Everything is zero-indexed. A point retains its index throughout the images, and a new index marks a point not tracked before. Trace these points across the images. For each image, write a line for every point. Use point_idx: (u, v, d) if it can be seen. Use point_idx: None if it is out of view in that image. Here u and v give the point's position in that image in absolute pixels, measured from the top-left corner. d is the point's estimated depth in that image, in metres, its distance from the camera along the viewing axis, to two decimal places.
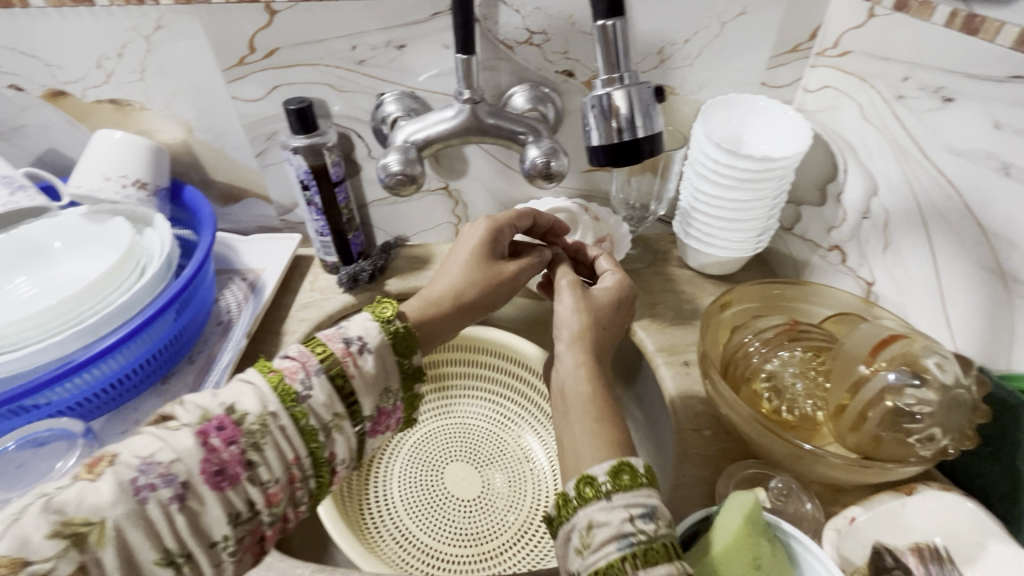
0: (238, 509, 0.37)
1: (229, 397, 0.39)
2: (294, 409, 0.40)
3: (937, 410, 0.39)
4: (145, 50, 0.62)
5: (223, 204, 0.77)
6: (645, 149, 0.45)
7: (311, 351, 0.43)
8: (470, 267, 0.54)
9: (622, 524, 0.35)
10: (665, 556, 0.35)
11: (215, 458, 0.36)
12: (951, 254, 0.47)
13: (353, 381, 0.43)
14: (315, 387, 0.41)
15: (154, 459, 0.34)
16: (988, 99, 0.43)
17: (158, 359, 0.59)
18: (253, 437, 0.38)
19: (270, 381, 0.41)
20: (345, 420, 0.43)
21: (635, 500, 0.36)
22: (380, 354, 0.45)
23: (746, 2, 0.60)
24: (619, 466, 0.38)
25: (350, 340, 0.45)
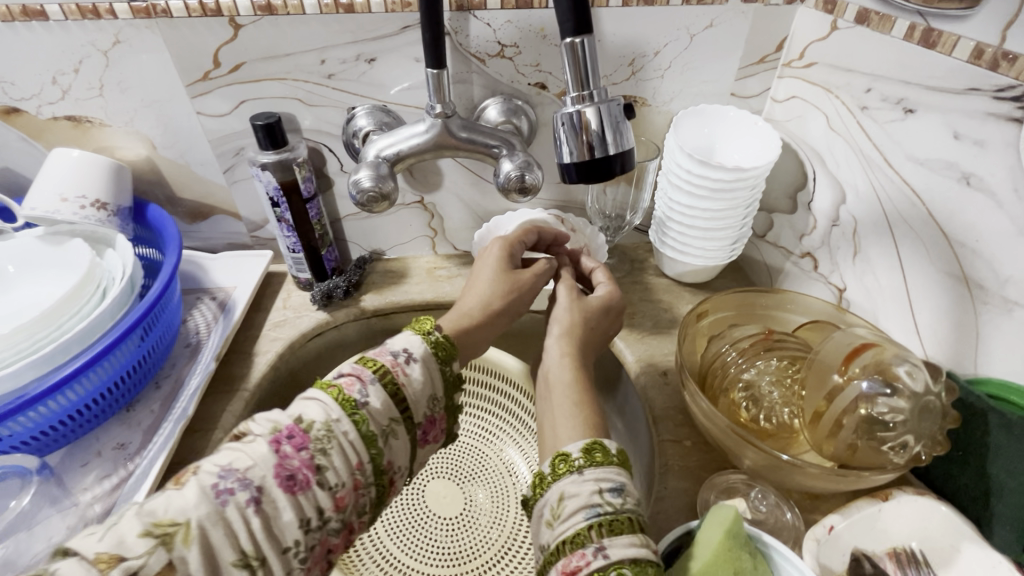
0: (309, 515, 0.38)
1: (296, 409, 0.42)
2: (353, 416, 0.42)
3: (909, 418, 0.39)
4: (103, 65, 0.60)
5: (190, 221, 0.74)
6: (617, 166, 0.44)
7: (364, 365, 0.45)
8: (494, 280, 0.58)
9: (591, 496, 0.40)
10: (628, 528, 0.39)
11: (287, 463, 0.38)
12: (917, 261, 0.48)
13: (404, 389, 0.45)
14: (371, 395, 0.43)
15: (230, 466, 0.37)
16: (947, 110, 0.44)
17: (123, 386, 0.56)
18: (320, 442, 0.40)
19: (328, 394, 0.43)
20: (400, 426, 0.44)
21: (604, 476, 0.41)
22: (426, 364, 0.47)
23: (713, 15, 0.60)
24: (591, 445, 0.44)
25: (396, 352, 0.47)
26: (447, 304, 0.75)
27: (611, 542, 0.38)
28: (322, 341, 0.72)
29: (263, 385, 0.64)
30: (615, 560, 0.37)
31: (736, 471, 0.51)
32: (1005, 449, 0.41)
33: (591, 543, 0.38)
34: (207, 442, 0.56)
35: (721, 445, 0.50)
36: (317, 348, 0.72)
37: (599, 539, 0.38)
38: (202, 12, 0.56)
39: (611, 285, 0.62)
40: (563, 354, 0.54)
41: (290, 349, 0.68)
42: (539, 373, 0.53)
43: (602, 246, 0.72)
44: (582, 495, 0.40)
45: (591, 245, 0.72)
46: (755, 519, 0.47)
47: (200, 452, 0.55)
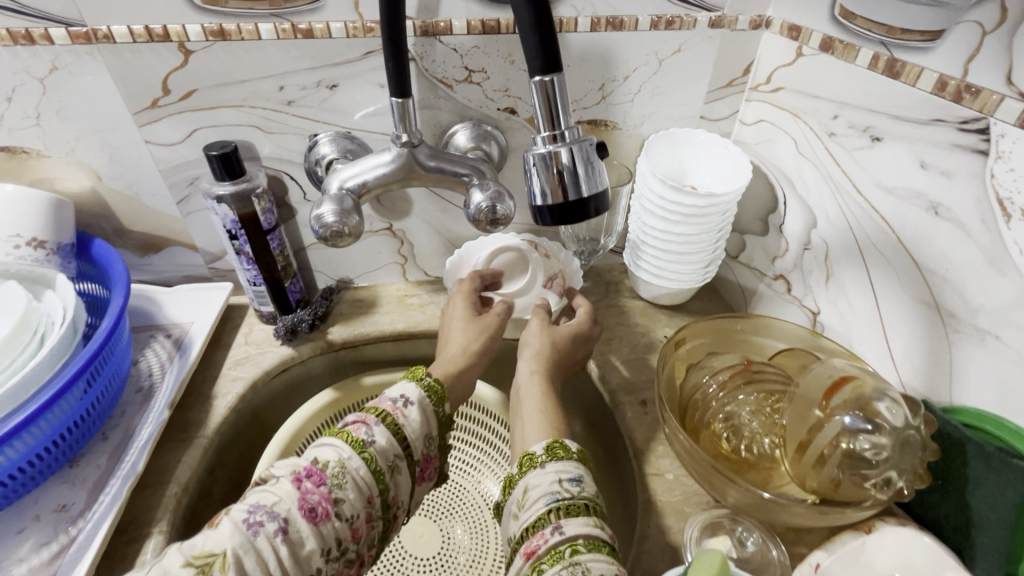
0: (329, 545, 0.40)
1: (311, 452, 0.43)
2: (362, 454, 0.43)
3: (892, 454, 0.39)
4: (40, 93, 0.55)
5: (140, 254, 0.70)
6: (591, 208, 0.43)
7: (368, 411, 0.47)
8: (466, 328, 0.60)
9: (551, 484, 0.43)
10: (585, 512, 0.41)
11: (309, 497, 0.40)
12: (889, 287, 0.49)
13: (405, 430, 0.46)
14: (377, 434, 0.44)
15: (257, 501, 0.39)
16: (912, 140, 0.45)
17: (66, 440, 0.52)
18: (336, 477, 0.41)
19: (338, 438, 0.44)
20: (404, 462, 0.45)
21: (563, 468, 0.44)
22: (423, 406, 0.49)
23: (681, 40, 0.60)
24: (553, 444, 0.47)
25: (395, 398, 0.48)
26: (420, 333, 0.72)
27: (567, 521, 0.40)
28: (287, 378, 0.69)
29: (223, 430, 0.60)
30: (569, 535, 0.39)
31: (719, 505, 0.50)
32: (984, 480, 0.41)
33: (549, 523, 0.40)
34: (160, 498, 0.52)
35: (703, 481, 0.48)
36: (282, 385, 0.68)
37: (556, 521, 0.41)
38: (149, 37, 0.53)
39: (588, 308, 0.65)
40: (533, 369, 0.57)
41: (252, 389, 0.64)
42: (512, 390, 0.57)
43: (576, 272, 0.70)
44: (543, 485, 0.43)
45: (565, 271, 0.70)
46: (741, 559, 0.46)
47: (153, 511, 0.51)
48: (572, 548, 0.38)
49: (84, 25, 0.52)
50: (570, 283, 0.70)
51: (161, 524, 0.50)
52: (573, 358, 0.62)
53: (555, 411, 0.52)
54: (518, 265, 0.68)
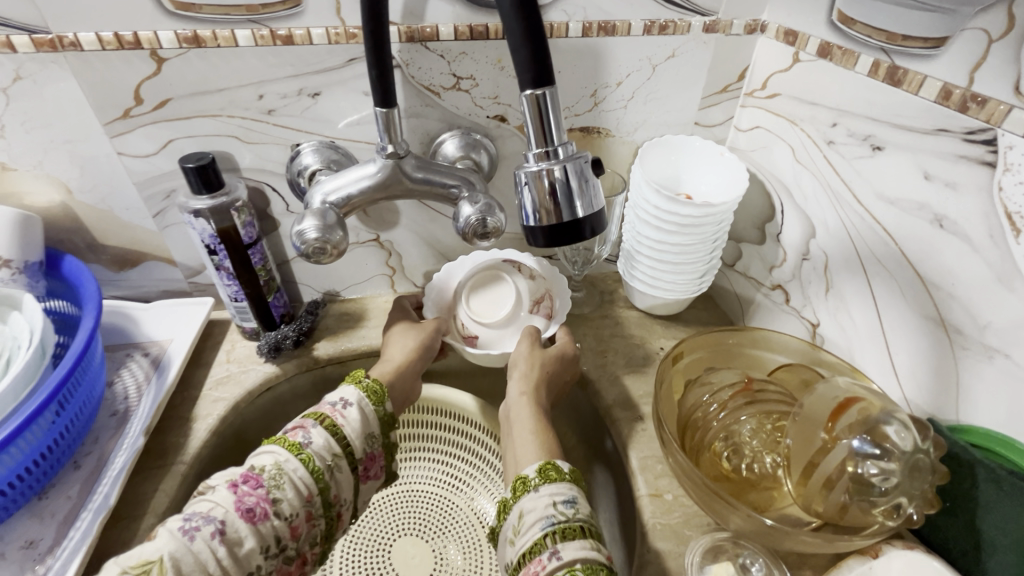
0: (268, 543, 0.41)
1: (250, 460, 0.44)
2: (300, 456, 0.44)
3: (902, 480, 0.37)
4: (3, 103, 0.52)
5: (115, 269, 0.67)
6: (586, 230, 0.41)
7: (306, 415, 0.47)
8: (406, 332, 0.62)
9: (545, 508, 0.43)
10: (581, 535, 0.41)
11: (244, 500, 0.40)
12: (892, 301, 0.47)
13: (344, 430, 0.47)
14: (314, 436, 0.45)
15: (193, 510, 0.40)
16: (916, 150, 0.43)
17: (35, 470, 0.49)
18: (273, 479, 0.42)
19: (276, 443, 0.45)
20: (344, 460, 0.46)
21: (557, 490, 0.44)
22: (362, 407, 0.50)
23: (675, 45, 0.59)
24: (545, 465, 0.46)
25: (334, 400, 0.49)
26: None
27: (563, 546, 0.40)
28: (272, 396, 0.66)
29: (203, 455, 0.57)
30: (566, 561, 0.39)
31: (720, 528, 0.48)
32: (996, 505, 0.39)
33: (548, 546, 0.40)
34: (135, 531, 0.49)
35: (702, 504, 0.46)
36: (266, 404, 0.66)
37: (553, 545, 0.40)
38: (119, 45, 0.50)
39: (568, 335, 0.64)
40: (522, 390, 0.56)
41: (235, 409, 0.61)
42: (502, 414, 0.56)
43: (564, 293, 0.67)
44: (539, 509, 0.43)
45: (552, 289, 0.67)
46: None
47: (127, 546, 0.48)
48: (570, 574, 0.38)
49: (48, 33, 0.49)
50: (559, 303, 0.67)
51: None
52: (563, 376, 0.61)
53: (547, 434, 0.51)
54: (502, 290, 0.65)
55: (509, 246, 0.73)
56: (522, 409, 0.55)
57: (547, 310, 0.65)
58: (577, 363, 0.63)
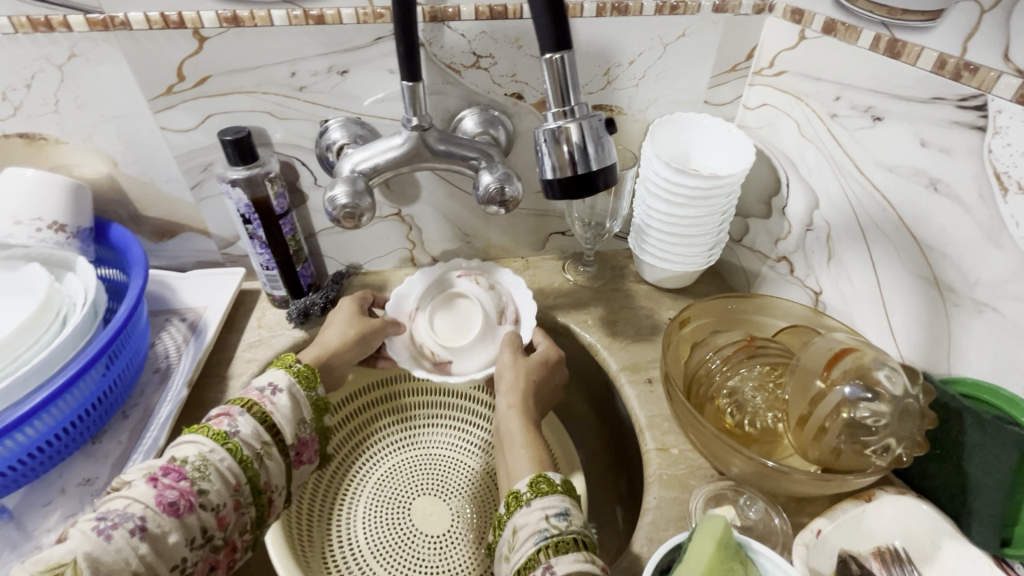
0: (193, 535, 0.44)
1: (171, 454, 0.46)
2: (226, 445, 0.47)
3: (891, 421, 0.40)
4: (58, 80, 0.57)
5: (155, 239, 0.72)
6: (600, 182, 0.44)
7: (232, 403, 0.50)
8: (350, 321, 0.65)
9: (540, 522, 0.46)
10: (573, 548, 0.43)
11: (166, 494, 0.43)
12: (889, 263, 0.50)
13: (273, 416, 0.51)
14: (241, 424, 0.49)
15: (107, 508, 0.41)
16: (913, 118, 0.46)
17: (89, 417, 0.53)
18: (197, 471, 0.45)
19: (200, 433, 0.48)
20: (273, 447, 0.50)
21: (549, 504, 0.47)
22: (292, 393, 0.53)
23: (685, 25, 0.61)
24: (536, 479, 0.50)
25: (262, 386, 0.52)
26: None
27: (557, 561, 0.42)
28: None
29: None
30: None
31: (723, 478, 0.52)
32: (981, 447, 0.42)
33: (543, 560, 0.43)
34: None
35: (708, 453, 0.50)
36: None
37: (547, 559, 0.43)
38: (165, 24, 0.54)
39: (549, 340, 0.67)
40: (510, 403, 0.60)
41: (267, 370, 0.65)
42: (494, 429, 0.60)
43: (527, 300, 0.70)
44: (534, 524, 0.46)
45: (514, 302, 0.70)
46: (745, 526, 0.48)
47: None
48: None
49: (101, 13, 0.53)
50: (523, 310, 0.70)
51: None
52: (548, 386, 0.64)
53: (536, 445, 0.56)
54: (471, 310, 0.68)
55: (524, 221, 0.76)
56: (512, 421, 0.59)
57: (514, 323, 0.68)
58: (564, 363, 0.67)
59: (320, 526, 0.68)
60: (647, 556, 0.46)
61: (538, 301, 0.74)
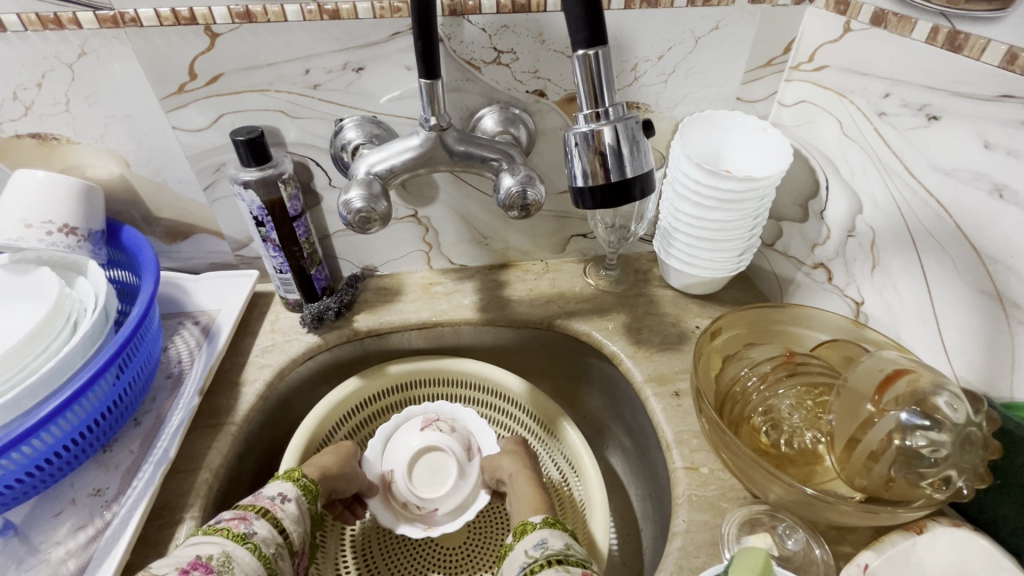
0: None
1: (190, 551, 0.44)
2: (246, 544, 0.47)
3: (952, 452, 0.37)
4: (69, 78, 0.55)
5: (168, 241, 0.70)
6: (636, 190, 0.41)
7: (246, 508, 0.50)
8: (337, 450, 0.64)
9: (520, 556, 0.50)
10: (546, 565, 0.47)
11: None
12: (944, 276, 0.46)
13: (284, 522, 0.51)
14: (258, 526, 0.49)
15: None
16: (975, 117, 0.42)
17: (101, 427, 0.52)
18: (223, 566, 0.44)
19: (219, 535, 0.47)
20: (285, 550, 0.50)
21: (529, 539, 0.52)
22: (300, 502, 0.54)
23: (719, 17, 0.57)
24: (522, 526, 0.55)
25: (272, 496, 0.53)
26: (445, 323, 0.71)
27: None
28: (314, 365, 0.69)
29: (252, 418, 0.60)
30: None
31: (757, 501, 0.49)
32: None
33: None
34: (192, 483, 0.52)
35: (742, 476, 0.47)
36: (308, 372, 0.69)
37: None
38: (176, 20, 0.52)
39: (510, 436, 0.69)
40: (512, 470, 0.63)
41: (280, 376, 0.64)
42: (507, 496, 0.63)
43: (483, 428, 0.71)
44: (516, 557, 0.51)
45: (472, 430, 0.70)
46: (782, 556, 0.45)
47: (185, 496, 0.51)
48: None
49: (111, 9, 0.51)
50: (483, 437, 0.70)
51: (193, 508, 0.51)
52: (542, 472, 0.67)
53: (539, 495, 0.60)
54: (440, 458, 0.66)
55: (545, 223, 0.73)
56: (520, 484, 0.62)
57: (479, 453, 0.68)
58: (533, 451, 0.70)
59: (334, 536, 0.66)
60: None
61: (559, 307, 0.71)
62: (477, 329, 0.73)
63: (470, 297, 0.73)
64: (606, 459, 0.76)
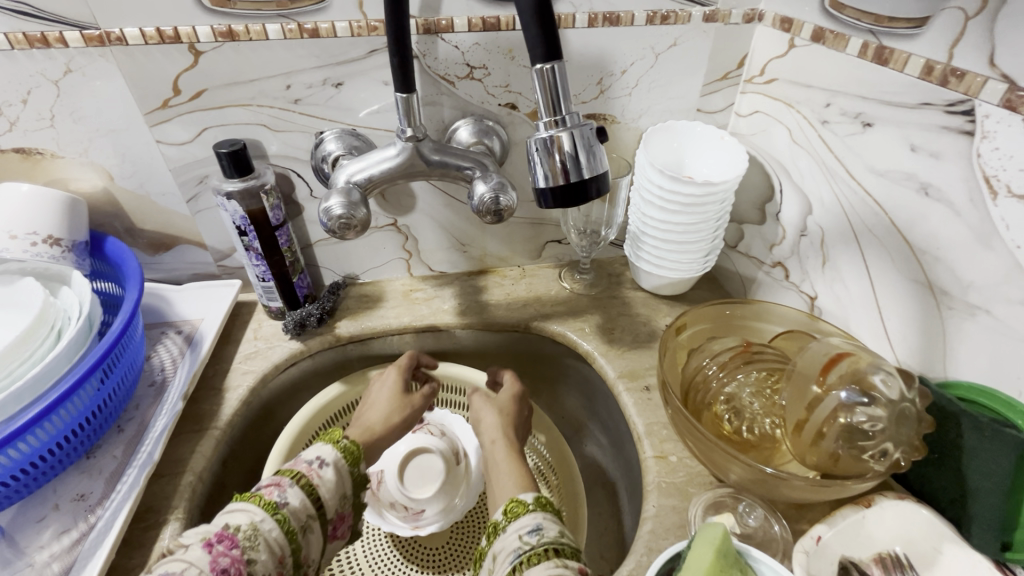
0: None
1: (222, 520, 0.44)
2: (276, 516, 0.45)
3: (888, 426, 0.40)
4: (55, 95, 0.57)
5: (151, 252, 0.72)
6: (592, 191, 0.44)
7: (282, 474, 0.49)
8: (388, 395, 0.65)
9: (513, 542, 0.45)
10: (544, 557, 0.42)
11: (219, 561, 0.41)
12: (884, 268, 0.50)
13: (318, 490, 0.49)
14: (290, 496, 0.47)
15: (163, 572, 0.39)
16: (902, 124, 0.46)
17: (85, 432, 0.53)
18: (249, 540, 0.43)
19: (252, 502, 0.45)
20: (316, 522, 0.48)
21: (523, 524, 0.46)
22: (338, 467, 0.51)
23: (677, 35, 0.62)
24: (511, 505, 0.50)
25: (310, 459, 0.51)
26: (425, 327, 0.73)
27: (530, 572, 0.41)
28: (296, 371, 0.70)
29: (235, 423, 0.61)
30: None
31: (721, 485, 0.51)
32: (981, 450, 0.42)
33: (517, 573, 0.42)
34: (176, 486, 0.53)
35: (706, 461, 0.50)
36: (291, 378, 0.70)
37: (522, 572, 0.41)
38: (160, 39, 0.54)
39: (513, 375, 0.69)
40: (494, 438, 0.62)
41: (262, 382, 0.65)
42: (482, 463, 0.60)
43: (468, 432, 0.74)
44: (508, 542, 0.45)
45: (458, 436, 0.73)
46: (744, 534, 0.48)
47: (169, 499, 0.52)
48: None
49: (97, 29, 0.53)
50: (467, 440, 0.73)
51: (177, 510, 0.51)
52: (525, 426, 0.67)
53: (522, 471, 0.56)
54: (430, 460, 0.69)
55: (520, 230, 0.76)
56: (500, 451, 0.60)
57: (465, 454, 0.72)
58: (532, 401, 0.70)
59: None
60: (647, 566, 0.46)
61: (536, 310, 0.74)
62: (457, 334, 0.75)
63: (450, 302, 0.75)
64: (584, 458, 0.78)
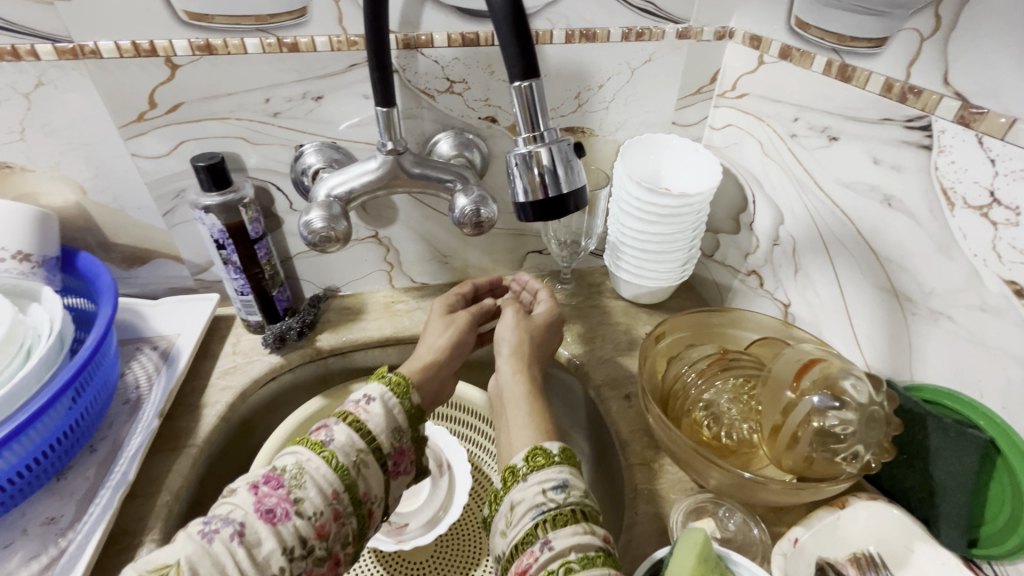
0: (291, 545, 0.41)
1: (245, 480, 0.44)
2: (322, 454, 0.45)
3: (858, 428, 0.42)
4: (25, 108, 0.56)
5: (125, 267, 0.70)
6: (571, 204, 0.45)
7: (331, 416, 0.49)
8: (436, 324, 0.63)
9: (535, 497, 0.44)
10: (571, 519, 0.42)
11: (266, 500, 0.42)
12: (852, 276, 0.52)
13: (367, 424, 0.48)
14: (336, 434, 0.47)
15: (214, 514, 0.41)
16: (865, 138, 0.48)
17: (55, 453, 0.51)
18: (294, 478, 0.43)
19: (300, 445, 0.46)
20: (370, 456, 0.47)
21: (546, 477, 0.45)
22: (386, 403, 0.50)
23: (651, 50, 0.64)
24: (533, 452, 0.47)
25: (359, 398, 0.51)
26: (407, 338, 0.73)
27: (556, 535, 0.41)
28: (276, 386, 0.69)
29: (213, 439, 0.60)
30: (560, 549, 0.40)
31: (702, 490, 0.52)
32: (944, 450, 0.45)
33: (540, 534, 0.41)
34: (151, 506, 0.52)
35: (686, 466, 0.51)
36: (271, 393, 0.69)
37: (545, 534, 0.41)
38: (136, 52, 0.54)
39: (550, 299, 0.66)
40: (514, 368, 0.57)
41: (241, 397, 0.64)
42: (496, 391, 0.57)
43: (450, 443, 0.73)
44: (528, 499, 0.44)
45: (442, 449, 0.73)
46: (724, 538, 0.48)
47: (145, 520, 0.51)
48: (565, 565, 0.39)
49: (70, 42, 0.53)
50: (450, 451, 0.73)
51: (153, 532, 0.50)
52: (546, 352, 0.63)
53: (541, 411, 0.53)
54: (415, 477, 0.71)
55: (502, 241, 0.77)
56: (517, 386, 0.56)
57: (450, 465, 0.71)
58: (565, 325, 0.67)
59: None
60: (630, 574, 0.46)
61: None
62: None
63: None
64: None
